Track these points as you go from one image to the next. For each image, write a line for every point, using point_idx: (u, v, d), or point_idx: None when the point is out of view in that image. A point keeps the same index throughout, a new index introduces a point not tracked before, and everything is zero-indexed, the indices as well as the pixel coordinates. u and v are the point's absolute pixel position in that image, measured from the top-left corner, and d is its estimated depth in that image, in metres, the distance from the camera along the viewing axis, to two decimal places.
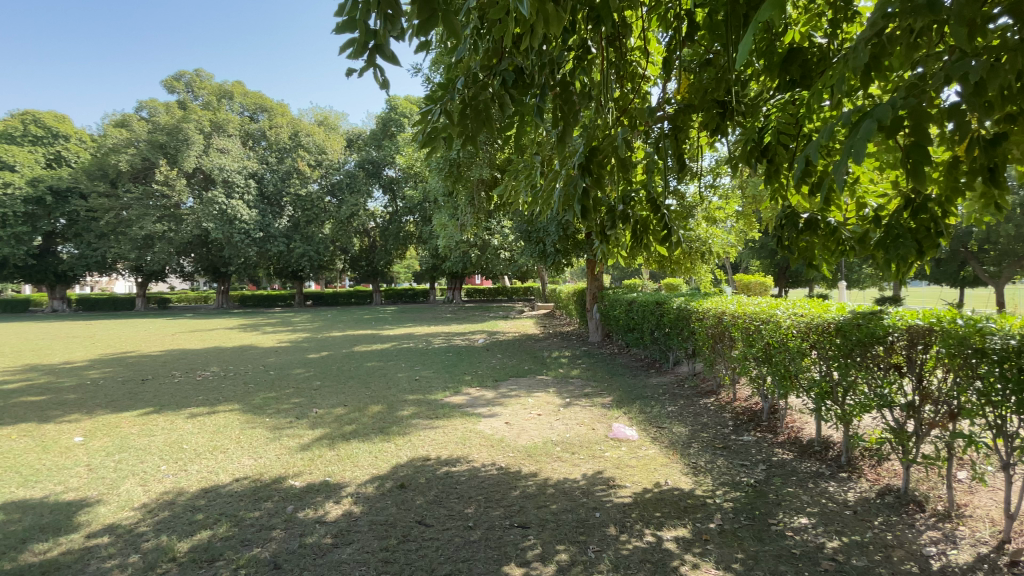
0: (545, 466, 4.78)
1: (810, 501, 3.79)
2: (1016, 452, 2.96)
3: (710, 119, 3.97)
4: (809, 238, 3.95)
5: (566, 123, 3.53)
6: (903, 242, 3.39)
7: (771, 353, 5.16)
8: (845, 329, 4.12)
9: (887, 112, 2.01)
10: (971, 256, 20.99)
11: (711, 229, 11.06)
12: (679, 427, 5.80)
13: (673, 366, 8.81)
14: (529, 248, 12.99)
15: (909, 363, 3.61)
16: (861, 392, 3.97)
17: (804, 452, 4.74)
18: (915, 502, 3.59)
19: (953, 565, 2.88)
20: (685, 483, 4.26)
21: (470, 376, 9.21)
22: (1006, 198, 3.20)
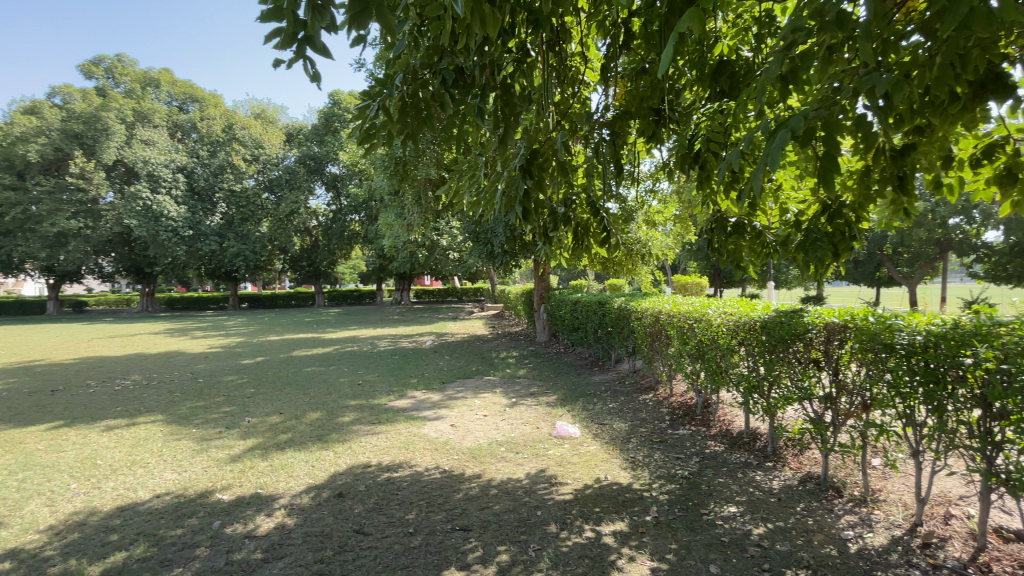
0: (488, 467, 4.77)
1: (739, 491, 4.00)
2: (922, 438, 3.25)
3: (647, 125, 4.10)
4: (737, 241, 4.18)
5: (508, 124, 3.52)
6: (821, 245, 3.64)
7: (703, 350, 5.42)
8: (769, 326, 4.38)
9: (800, 123, 2.15)
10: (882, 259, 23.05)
11: (651, 231, 11.51)
12: (620, 423, 5.97)
13: (615, 364, 9.06)
14: (476, 249, 12.99)
15: (827, 359, 3.89)
16: (784, 386, 4.25)
17: (734, 444, 5.01)
18: (834, 488, 3.87)
19: (869, 547, 3.11)
20: (624, 478, 4.38)
21: (416, 378, 9.05)
22: (911, 204, 3.48)
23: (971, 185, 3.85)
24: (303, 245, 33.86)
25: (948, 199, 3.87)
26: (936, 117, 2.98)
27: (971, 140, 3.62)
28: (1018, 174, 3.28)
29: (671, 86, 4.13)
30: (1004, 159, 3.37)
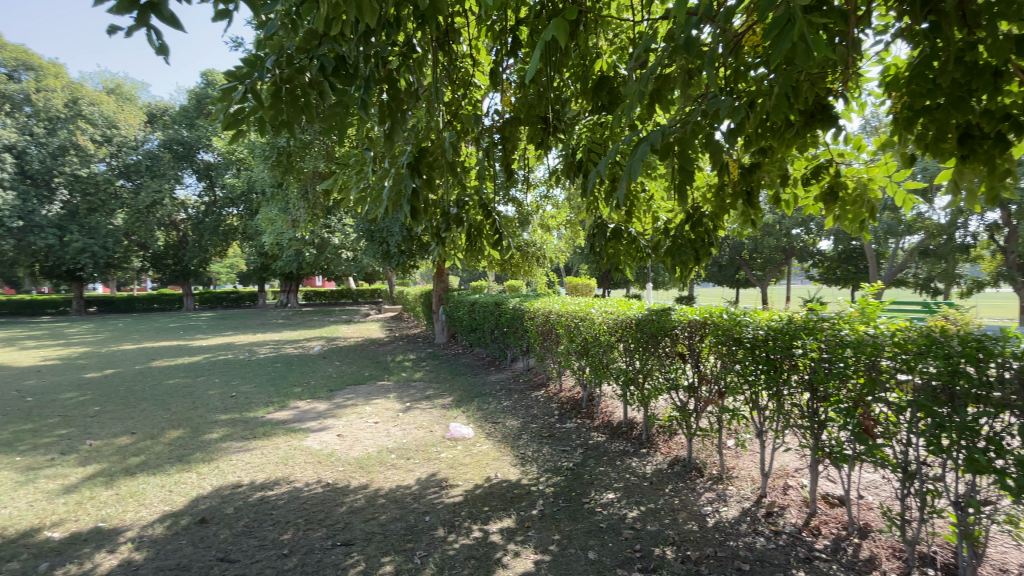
0: (376, 476, 4.59)
1: (617, 478, 4.28)
2: (765, 420, 3.72)
3: (535, 132, 4.21)
4: (616, 245, 4.48)
5: (394, 120, 3.37)
6: (684, 250, 4.01)
7: (587, 347, 5.73)
8: (643, 323, 4.75)
9: (658, 138, 2.36)
10: (742, 263, 26.30)
11: (544, 235, 11.96)
12: (512, 421, 6.09)
13: (510, 363, 9.25)
14: (371, 249, 12.53)
15: (691, 352, 4.30)
16: (656, 378, 4.65)
17: (614, 433, 5.35)
18: (696, 469, 4.30)
19: (723, 520, 3.49)
20: (513, 474, 4.47)
21: (301, 387, 8.44)
22: (756, 216, 3.96)
23: (804, 201, 4.47)
24: (171, 241, 30.03)
25: (785, 213, 4.47)
26: (775, 141, 3.42)
27: (803, 162, 4.22)
28: (836, 193, 3.87)
29: (556, 95, 4.29)
30: (826, 179, 3.97)
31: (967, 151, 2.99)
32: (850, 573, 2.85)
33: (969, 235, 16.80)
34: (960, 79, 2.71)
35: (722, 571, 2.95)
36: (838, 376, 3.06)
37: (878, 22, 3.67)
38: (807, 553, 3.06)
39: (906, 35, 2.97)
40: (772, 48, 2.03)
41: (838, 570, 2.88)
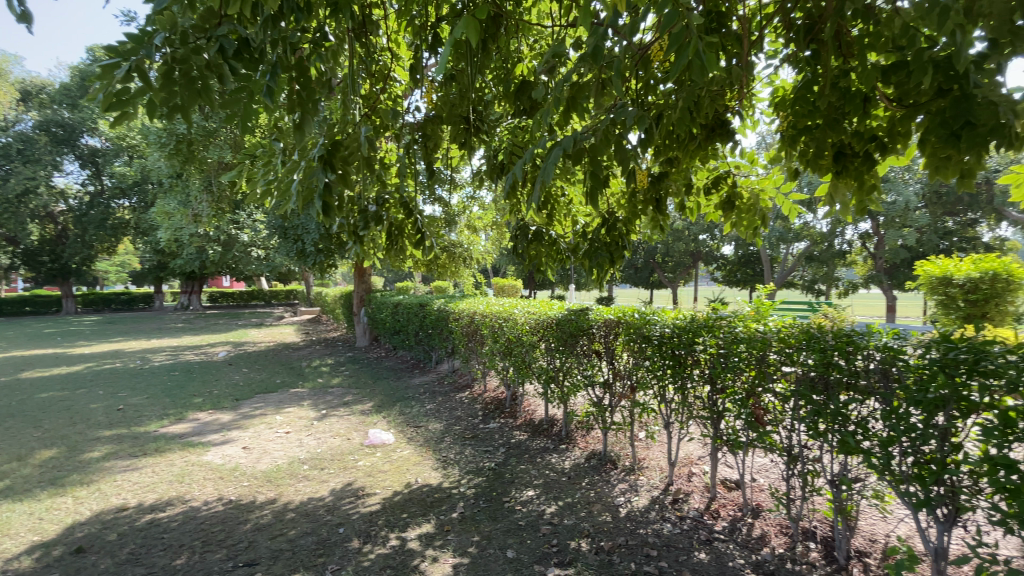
0: (286, 489, 4.31)
1: (536, 475, 4.36)
2: (671, 412, 3.97)
3: (457, 131, 4.15)
4: (537, 248, 4.50)
5: (304, 109, 3.18)
6: (600, 253, 4.19)
7: (510, 347, 5.79)
8: (562, 322, 4.89)
9: (570, 144, 2.44)
10: (657, 265, 27.96)
11: (471, 236, 11.95)
12: (434, 423, 6.01)
13: (435, 365, 9.12)
14: (285, 247, 11.82)
15: (606, 350, 4.49)
16: (574, 376, 4.81)
17: (535, 431, 5.45)
18: (611, 461, 4.50)
19: (634, 509, 3.67)
20: (434, 478, 4.40)
21: (202, 397, 7.74)
22: (664, 222, 4.22)
23: (706, 209, 4.82)
24: (46, 235, 26.36)
25: (691, 219, 4.79)
26: (680, 151, 3.66)
27: (705, 173, 4.55)
28: (733, 202, 4.23)
29: (477, 96, 4.28)
30: (725, 189, 4.31)
31: (840, 168, 3.37)
32: (744, 551, 3.11)
33: (845, 243, 19.10)
34: (834, 103, 3.04)
35: (633, 558, 3.10)
36: (733, 369, 3.35)
37: (769, 48, 4.05)
38: (707, 535, 3.30)
39: (791, 61, 3.30)
40: (673, 64, 2.15)
41: (734, 549, 3.13)
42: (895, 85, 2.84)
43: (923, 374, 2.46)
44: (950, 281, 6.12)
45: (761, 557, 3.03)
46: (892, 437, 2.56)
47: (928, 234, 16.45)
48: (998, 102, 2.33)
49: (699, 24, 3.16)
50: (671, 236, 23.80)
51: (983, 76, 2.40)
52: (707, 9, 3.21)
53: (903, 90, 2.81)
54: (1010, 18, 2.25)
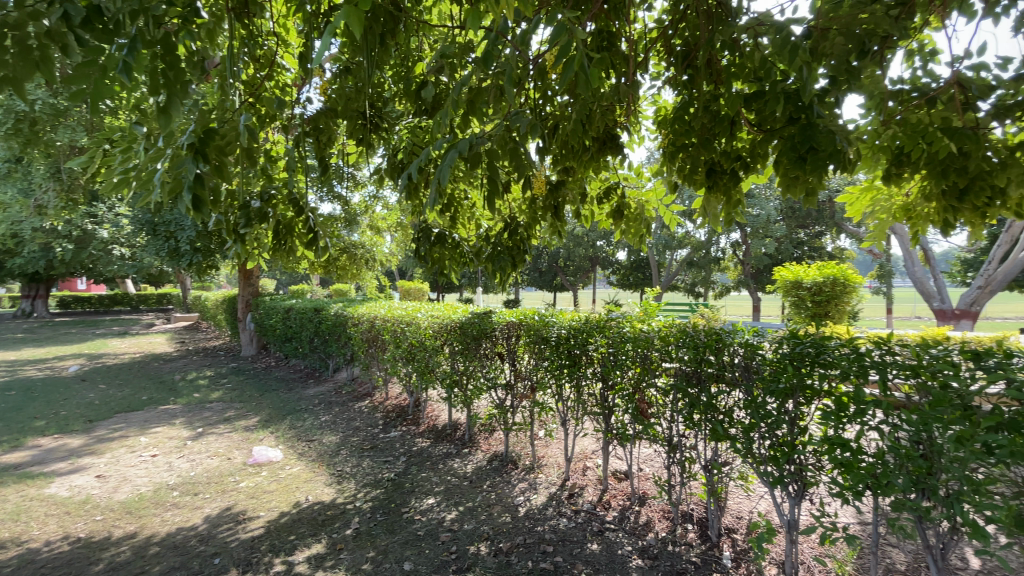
0: (151, 520, 3.80)
1: (438, 482, 4.29)
2: (568, 410, 4.12)
3: (354, 127, 3.96)
4: (441, 250, 4.37)
5: (172, 92, 2.58)
6: (502, 256, 4.24)
7: (412, 352, 5.64)
8: (465, 326, 4.87)
9: (465, 147, 2.42)
10: (560, 269, 29.05)
11: (375, 237, 11.45)
12: (330, 436, 5.67)
13: (332, 374, 8.62)
14: (155, 246, 10.46)
15: (508, 352, 4.56)
16: (477, 379, 4.81)
17: (438, 437, 5.36)
18: (511, 462, 4.56)
19: (532, 507, 3.75)
20: (327, 495, 4.14)
21: (44, 419, 6.59)
22: (561, 228, 4.37)
23: (599, 217, 5.07)
24: None
25: (586, 226, 5.00)
26: (575, 161, 3.82)
27: (599, 183, 4.79)
28: (622, 211, 4.51)
29: (375, 92, 4.11)
30: (615, 199, 4.59)
31: (713, 183, 3.72)
32: (631, 538, 3.31)
33: (722, 250, 21.33)
34: (707, 124, 3.36)
35: (530, 556, 3.16)
36: (621, 366, 3.57)
37: (653, 69, 4.36)
38: (599, 526, 3.47)
39: (672, 83, 3.60)
40: (561, 77, 2.22)
41: (623, 537, 3.32)
42: (756, 112, 3.22)
43: (777, 367, 2.80)
44: (800, 285, 7.07)
45: (647, 542, 3.25)
46: (753, 424, 2.89)
47: (786, 244, 18.96)
48: (834, 131, 2.73)
49: (591, 41, 3.33)
50: (573, 241, 24.90)
51: (822, 108, 2.80)
52: (599, 27, 3.39)
53: (762, 116, 3.19)
54: (848, 57, 2.78)
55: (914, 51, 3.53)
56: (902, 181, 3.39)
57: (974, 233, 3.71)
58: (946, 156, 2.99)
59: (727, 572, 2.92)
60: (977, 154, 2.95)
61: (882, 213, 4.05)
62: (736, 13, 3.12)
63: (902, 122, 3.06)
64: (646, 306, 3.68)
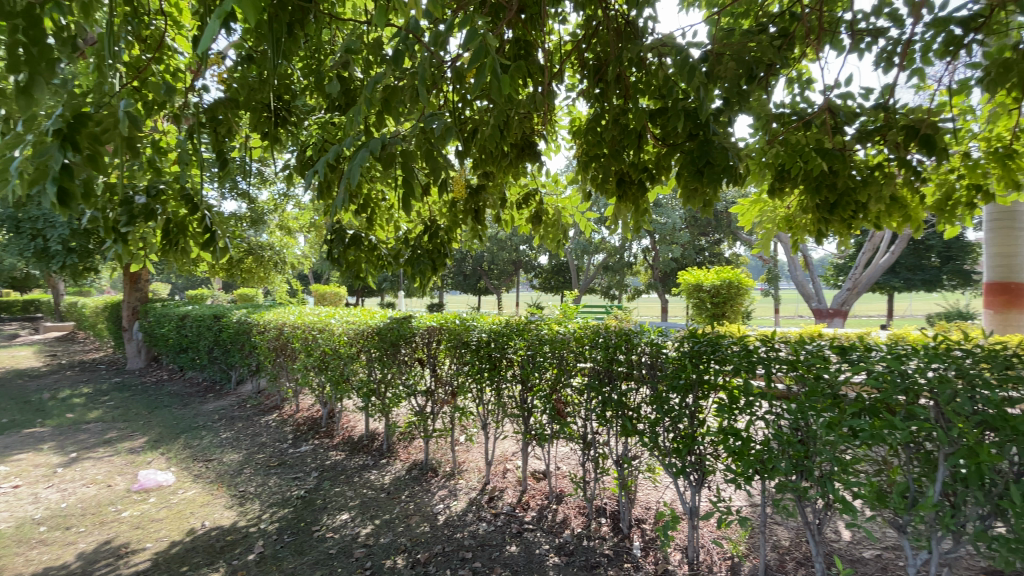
0: (8, 563, 3.28)
1: (352, 496, 4.10)
2: (488, 413, 4.13)
3: (259, 120, 3.69)
4: (356, 252, 4.17)
5: (34, 71, 2.16)
6: (423, 260, 4.20)
7: (325, 361, 5.36)
8: (383, 331, 4.71)
9: (376, 146, 2.34)
10: (484, 273, 29.13)
11: (286, 237, 10.74)
12: (231, 454, 5.22)
13: (235, 387, 7.95)
14: (17, 245, 9.07)
15: (428, 357, 4.48)
16: (396, 387, 4.68)
17: (354, 449, 5.13)
18: (431, 469, 4.48)
19: (452, 515, 3.71)
20: (226, 519, 3.81)
21: None
22: (482, 232, 4.37)
23: (519, 221, 5.14)
24: None
25: (507, 229, 5.03)
26: (494, 166, 3.83)
27: (518, 188, 4.86)
28: (541, 216, 4.59)
29: (282, 83, 3.85)
30: (533, 205, 4.68)
31: (622, 192, 3.91)
32: (549, 536, 3.38)
33: (634, 255, 22.59)
34: (617, 136, 3.53)
35: (448, 565, 3.12)
36: (539, 368, 3.65)
37: (569, 79, 4.50)
38: (518, 527, 3.50)
39: (585, 95, 3.74)
40: (474, 83, 2.21)
41: (541, 536, 3.38)
42: (660, 127, 3.44)
43: (678, 364, 3.00)
44: (701, 288, 7.68)
45: (563, 539, 3.33)
46: (658, 418, 3.08)
47: (690, 250, 20.52)
48: (726, 148, 2.98)
49: (507, 48, 3.36)
50: (496, 244, 25.10)
51: (717, 126, 3.04)
52: (517, 35, 3.43)
53: (666, 131, 3.41)
54: (737, 82, 3.02)
55: (794, 79, 3.96)
56: (784, 195, 3.78)
57: (841, 241, 4.22)
58: (819, 173, 3.36)
59: (637, 561, 3.07)
60: (844, 173, 3.35)
61: (769, 224, 4.49)
62: (643, 32, 3.35)
63: (783, 142, 3.40)
64: (564, 308, 3.79)
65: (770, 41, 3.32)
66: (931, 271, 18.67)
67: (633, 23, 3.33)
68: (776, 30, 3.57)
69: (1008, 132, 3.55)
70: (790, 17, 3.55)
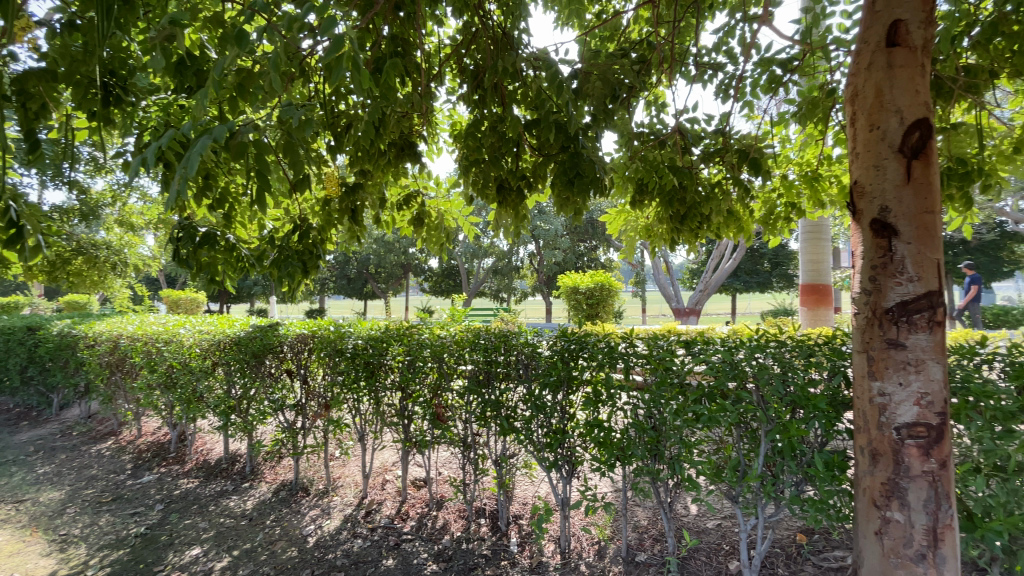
0: None
1: (205, 527, 3.65)
2: (365, 424, 3.94)
3: (83, 97, 3.13)
4: (209, 253, 3.62)
5: None
6: (291, 261, 3.75)
7: (173, 376, 4.72)
8: (244, 341, 4.29)
9: (221, 133, 2.09)
10: (370, 277, 28.00)
11: (127, 234, 9.32)
12: (49, 493, 4.36)
13: (57, 413, 6.68)
14: None
15: (299, 368, 4.17)
16: (259, 403, 4.26)
17: (210, 474, 4.58)
18: (302, 488, 4.16)
19: (324, 535, 3.47)
20: (41, 571, 3.18)
21: None
22: (359, 233, 4.16)
23: (401, 224, 4.98)
24: None
25: (387, 232, 4.85)
26: (370, 164, 3.65)
27: (398, 189, 4.70)
28: (422, 219, 4.49)
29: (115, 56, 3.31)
30: (415, 206, 4.51)
31: (502, 198, 3.92)
32: (427, 544, 3.32)
33: (521, 259, 23.38)
34: (495, 142, 3.58)
35: None
36: (419, 374, 3.57)
37: (450, 83, 4.49)
38: (396, 539, 3.39)
39: (464, 99, 3.76)
40: (334, 73, 2.08)
41: (419, 545, 3.31)
42: (536, 137, 3.58)
43: (550, 363, 3.15)
44: (577, 291, 8.17)
45: (442, 545, 3.30)
46: (532, 415, 3.19)
47: (570, 255, 21.75)
48: (594, 160, 3.19)
49: (383, 44, 3.21)
50: (383, 246, 24.31)
51: (586, 140, 3.24)
52: (393, 32, 3.31)
53: (541, 141, 3.56)
54: (603, 99, 3.24)
55: (651, 102, 4.37)
56: (644, 206, 4.16)
57: (691, 248, 4.74)
58: (671, 188, 3.78)
59: (513, 558, 3.15)
60: (691, 188, 3.78)
61: (633, 232, 4.90)
62: (519, 44, 3.42)
63: (643, 158, 3.74)
64: (450, 311, 3.77)
65: (630, 65, 3.62)
66: (763, 275, 22.02)
67: (508, 34, 3.36)
68: (636, 56, 3.93)
69: (812, 159, 4.29)
70: (648, 45, 3.93)
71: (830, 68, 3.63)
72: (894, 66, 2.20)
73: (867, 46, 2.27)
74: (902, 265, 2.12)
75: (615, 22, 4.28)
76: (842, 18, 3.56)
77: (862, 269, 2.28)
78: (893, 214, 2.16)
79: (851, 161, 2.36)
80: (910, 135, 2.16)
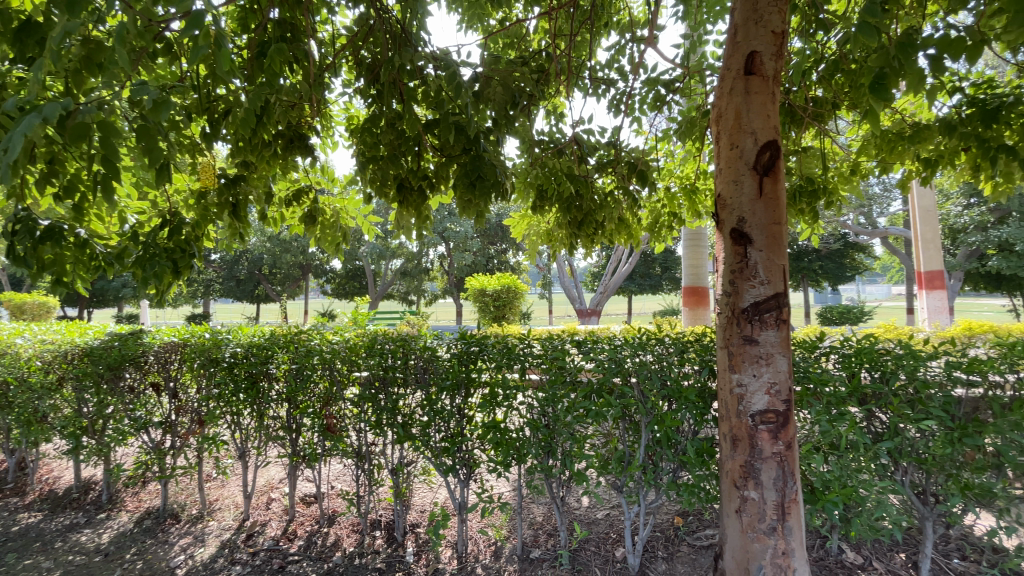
0: None
1: (48, 568, 3.14)
2: (247, 439, 3.63)
3: None
4: (55, 250, 3.13)
5: None
6: (158, 261, 3.28)
7: (6, 395, 4.00)
8: (98, 352, 3.74)
9: (54, 111, 1.81)
10: (265, 278, 25.93)
11: None
12: None
13: None
14: None
15: (167, 381, 3.73)
16: (118, 421, 3.75)
17: (56, 507, 3.94)
18: (172, 515, 3.72)
19: (197, 564, 3.14)
20: None
21: None
22: (241, 230, 3.80)
23: (290, 222, 4.64)
24: None
25: (275, 230, 4.49)
26: (253, 156, 3.35)
27: (288, 185, 4.38)
28: (316, 217, 4.23)
29: None
30: (307, 203, 4.23)
31: (403, 198, 3.77)
32: (316, 563, 3.14)
33: (431, 261, 23.05)
34: (393, 140, 3.46)
35: None
36: (307, 384, 3.36)
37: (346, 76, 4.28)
38: (281, 561, 3.16)
39: (361, 94, 3.59)
40: (197, 53, 1.88)
41: (307, 566, 3.11)
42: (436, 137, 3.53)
43: (448, 366, 3.12)
44: (484, 293, 8.21)
45: (332, 563, 3.13)
46: (430, 420, 3.14)
47: (481, 257, 21.84)
48: (495, 164, 3.20)
49: (269, 28, 2.97)
50: (280, 246, 22.65)
51: (487, 143, 3.25)
52: (282, 16, 3.07)
53: (442, 141, 3.51)
54: (503, 104, 3.28)
55: (551, 111, 4.52)
56: (544, 212, 4.25)
57: (586, 253, 4.97)
58: (569, 195, 3.92)
59: (409, 568, 3.08)
60: (587, 196, 3.96)
61: (535, 236, 5.02)
62: (420, 42, 3.35)
63: (542, 164, 3.84)
64: (354, 315, 3.60)
65: (529, 73, 3.72)
66: (655, 278, 23.91)
67: (408, 31, 3.27)
68: (536, 64, 4.04)
69: (691, 173, 4.70)
70: (546, 56, 4.07)
71: (707, 91, 4.01)
72: (750, 93, 2.46)
73: (729, 72, 2.52)
74: (755, 270, 2.39)
75: (517, 31, 4.39)
76: (715, 47, 3.95)
77: (723, 273, 2.53)
78: (748, 224, 2.42)
79: (715, 175, 2.61)
80: (762, 155, 2.43)
